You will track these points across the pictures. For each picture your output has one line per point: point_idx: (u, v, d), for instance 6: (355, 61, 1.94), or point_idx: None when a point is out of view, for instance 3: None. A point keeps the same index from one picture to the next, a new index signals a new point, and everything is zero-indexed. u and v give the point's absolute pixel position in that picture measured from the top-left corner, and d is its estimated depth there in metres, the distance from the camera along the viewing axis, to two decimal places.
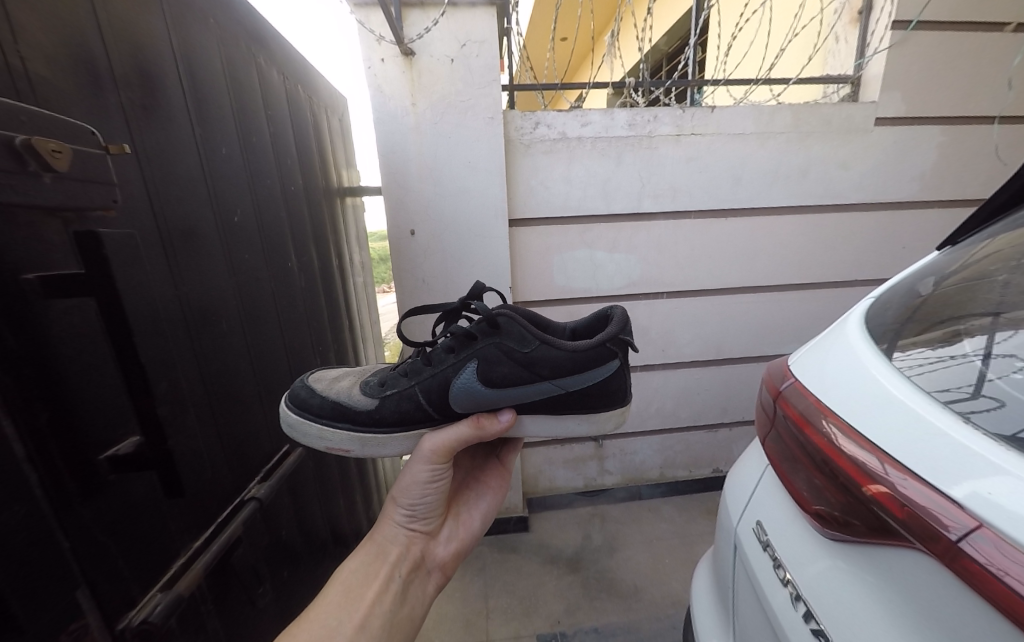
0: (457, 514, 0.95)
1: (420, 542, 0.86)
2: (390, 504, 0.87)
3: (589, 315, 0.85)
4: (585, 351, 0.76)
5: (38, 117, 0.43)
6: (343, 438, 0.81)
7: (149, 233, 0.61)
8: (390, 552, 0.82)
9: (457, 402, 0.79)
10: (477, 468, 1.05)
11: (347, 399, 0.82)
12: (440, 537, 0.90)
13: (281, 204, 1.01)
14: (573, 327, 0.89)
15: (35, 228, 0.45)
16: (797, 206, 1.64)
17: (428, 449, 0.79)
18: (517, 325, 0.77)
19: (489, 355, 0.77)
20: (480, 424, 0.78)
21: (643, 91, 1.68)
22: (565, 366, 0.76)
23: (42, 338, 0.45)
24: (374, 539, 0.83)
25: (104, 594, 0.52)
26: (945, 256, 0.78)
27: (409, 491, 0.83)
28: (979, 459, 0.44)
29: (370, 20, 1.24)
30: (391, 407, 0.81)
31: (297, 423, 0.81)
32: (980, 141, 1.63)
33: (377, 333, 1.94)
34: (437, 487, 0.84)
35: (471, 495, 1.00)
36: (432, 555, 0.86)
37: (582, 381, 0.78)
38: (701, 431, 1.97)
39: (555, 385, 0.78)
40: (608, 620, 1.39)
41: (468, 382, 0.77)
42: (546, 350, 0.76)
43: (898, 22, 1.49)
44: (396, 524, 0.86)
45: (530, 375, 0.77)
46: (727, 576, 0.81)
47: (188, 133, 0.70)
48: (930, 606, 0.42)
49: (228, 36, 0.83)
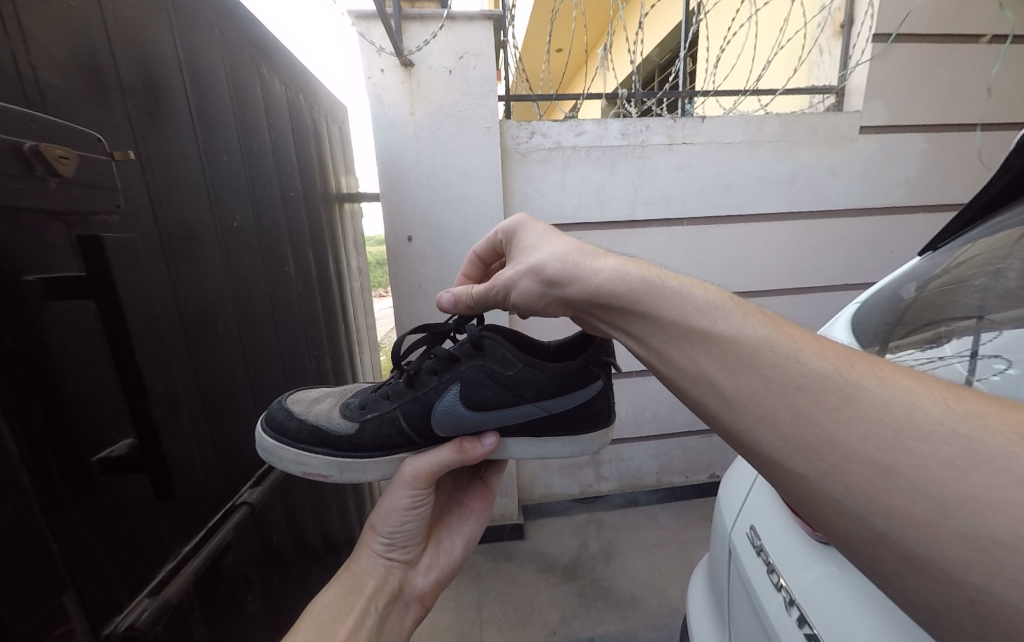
0: (438, 540, 0.95)
1: (399, 571, 0.86)
2: (369, 532, 0.86)
3: (573, 335, 0.86)
4: (568, 372, 0.77)
5: (47, 125, 0.45)
6: (321, 464, 0.80)
7: (149, 236, 0.62)
8: (367, 584, 0.81)
9: (440, 426, 0.79)
10: (460, 490, 1.05)
11: (326, 423, 0.82)
12: (419, 566, 0.89)
13: (280, 210, 1.03)
14: (556, 345, 0.90)
15: (39, 231, 0.46)
16: (785, 213, 1.68)
17: (409, 474, 0.79)
18: (500, 347, 0.78)
19: (471, 377, 0.78)
20: (463, 450, 0.79)
21: (636, 102, 1.71)
22: (548, 388, 0.77)
23: (40, 337, 0.46)
24: (351, 571, 0.82)
25: (91, 600, 0.51)
26: (927, 260, 0.81)
27: (390, 518, 0.83)
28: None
29: (370, 32, 1.27)
30: (372, 432, 0.81)
31: (273, 448, 0.80)
32: (961, 147, 1.68)
33: (373, 340, 1.95)
34: (418, 513, 0.84)
35: (453, 520, 0.99)
36: (410, 587, 0.86)
37: (565, 403, 0.79)
38: (696, 438, 1.98)
39: (538, 407, 0.78)
40: (604, 629, 1.38)
41: (451, 404, 0.78)
42: (527, 373, 0.77)
43: (879, 36, 1.55)
44: (374, 553, 0.85)
45: (513, 397, 0.78)
46: (722, 580, 0.82)
47: (191, 139, 0.71)
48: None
49: (232, 47, 0.85)
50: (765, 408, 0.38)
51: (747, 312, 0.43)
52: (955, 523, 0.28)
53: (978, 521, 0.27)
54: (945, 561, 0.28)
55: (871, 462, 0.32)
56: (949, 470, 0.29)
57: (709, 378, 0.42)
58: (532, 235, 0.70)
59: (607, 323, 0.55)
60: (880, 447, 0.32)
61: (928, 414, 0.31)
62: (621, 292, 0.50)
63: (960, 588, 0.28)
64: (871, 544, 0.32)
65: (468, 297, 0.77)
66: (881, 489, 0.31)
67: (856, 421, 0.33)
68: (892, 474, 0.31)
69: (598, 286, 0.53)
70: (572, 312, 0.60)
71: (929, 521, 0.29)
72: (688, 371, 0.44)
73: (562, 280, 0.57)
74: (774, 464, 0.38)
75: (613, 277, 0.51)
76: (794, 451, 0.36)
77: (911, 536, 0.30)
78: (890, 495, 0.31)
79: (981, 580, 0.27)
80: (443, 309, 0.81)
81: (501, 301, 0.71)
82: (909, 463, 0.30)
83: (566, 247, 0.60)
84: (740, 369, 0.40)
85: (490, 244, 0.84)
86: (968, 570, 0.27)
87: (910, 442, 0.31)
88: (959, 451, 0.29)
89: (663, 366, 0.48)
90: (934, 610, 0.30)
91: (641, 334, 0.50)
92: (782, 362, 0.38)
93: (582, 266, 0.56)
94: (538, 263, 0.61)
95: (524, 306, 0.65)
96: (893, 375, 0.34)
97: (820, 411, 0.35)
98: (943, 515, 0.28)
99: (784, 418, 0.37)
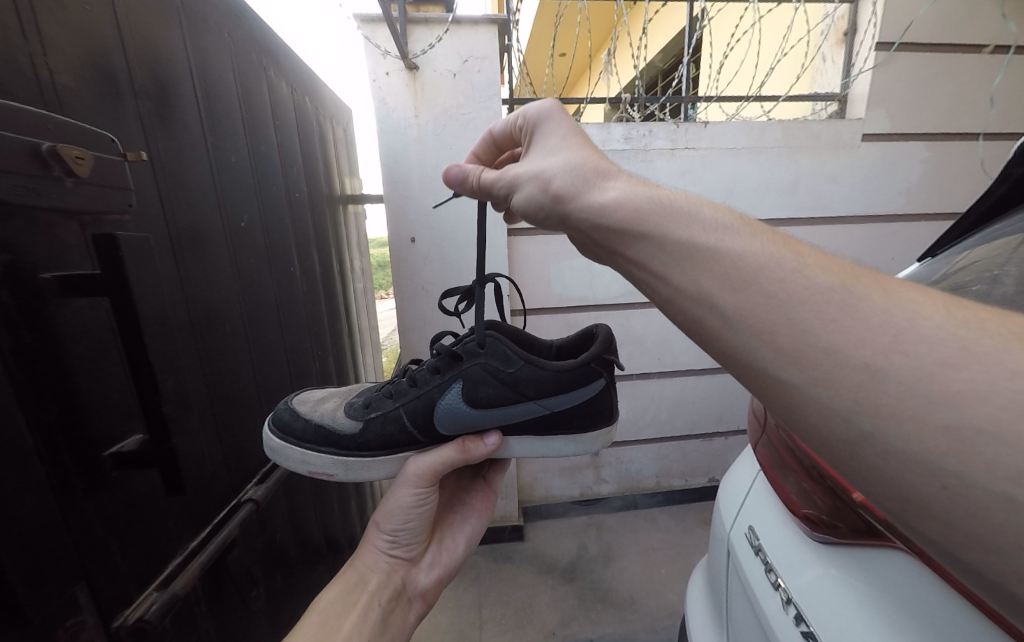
0: (441, 538, 0.96)
1: (402, 569, 0.86)
2: (372, 530, 0.87)
3: (576, 333, 0.86)
4: (571, 370, 0.77)
5: (63, 126, 0.46)
6: (326, 462, 0.81)
7: (161, 236, 0.63)
8: (371, 580, 0.82)
9: (443, 425, 0.80)
10: (462, 489, 1.06)
11: (331, 422, 0.83)
12: (422, 564, 0.90)
13: (285, 209, 1.04)
14: (559, 345, 0.90)
15: (54, 230, 0.47)
16: (786, 219, 1.69)
17: (414, 472, 0.80)
18: (504, 346, 0.78)
19: (475, 376, 0.78)
20: (466, 448, 0.80)
21: (638, 107, 1.73)
22: (551, 387, 0.77)
23: (55, 334, 0.47)
24: (355, 567, 0.83)
25: (103, 593, 0.52)
26: (926, 267, 0.82)
27: (393, 516, 0.84)
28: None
29: (375, 36, 1.29)
30: (376, 430, 0.82)
31: (279, 447, 0.82)
32: (964, 156, 1.69)
33: (375, 339, 1.96)
34: (422, 511, 0.85)
35: (455, 519, 1.00)
36: (413, 584, 0.87)
37: (567, 402, 0.79)
38: (697, 440, 1.99)
39: (541, 405, 0.78)
40: (604, 631, 1.38)
41: (454, 403, 0.79)
42: (531, 371, 0.76)
43: (882, 44, 1.57)
44: (377, 550, 0.86)
45: (516, 396, 0.78)
46: (721, 585, 0.82)
47: (200, 141, 0.72)
48: (924, 609, 0.44)
49: (239, 47, 0.86)
50: (763, 321, 0.36)
51: (757, 231, 0.40)
52: (939, 418, 0.28)
53: (964, 412, 0.27)
54: (926, 453, 0.28)
55: (865, 367, 0.31)
56: (942, 369, 0.28)
57: (707, 296, 0.39)
58: (553, 137, 0.60)
59: (605, 251, 0.50)
60: (877, 351, 0.30)
61: (927, 323, 0.30)
62: (624, 217, 0.46)
63: (935, 476, 0.28)
64: (856, 450, 0.32)
65: (478, 181, 0.69)
66: (871, 391, 0.30)
67: (854, 329, 0.32)
68: (884, 376, 0.30)
69: (603, 206, 0.48)
70: (568, 231, 0.57)
71: (915, 417, 0.29)
72: (686, 290, 0.41)
73: (562, 197, 0.53)
74: (767, 380, 0.37)
75: (619, 202, 0.47)
76: (786, 359, 0.34)
77: (895, 433, 0.29)
78: (879, 396, 0.30)
79: (960, 467, 0.27)
80: (444, 182, 0.73)
81: (504, 200, 0.66)
82: (902, 364, 0.29)
83: (583, 158, 0.54)
84: (742, 286, 0.37)
85: (509, 127, 0.71)
86: (946, 458, 0.27)
87: (906, 345, 0.30)
88: (954, 352, 0.29)
89: (660, 290, 0.44)
90: (913, 508, 0.30)
91: (640, 259, 0.45)
92: (788, 278, 0.36)
93: (592, 185, 0.50)
94: (550, 171, 0.55)
95: (523, 214, 0.62)
96: (897, 290, 0.33)
97: (821, 322, 0.33)
98: (929, 410, 0.28)
99: (782, 331, 0.35)
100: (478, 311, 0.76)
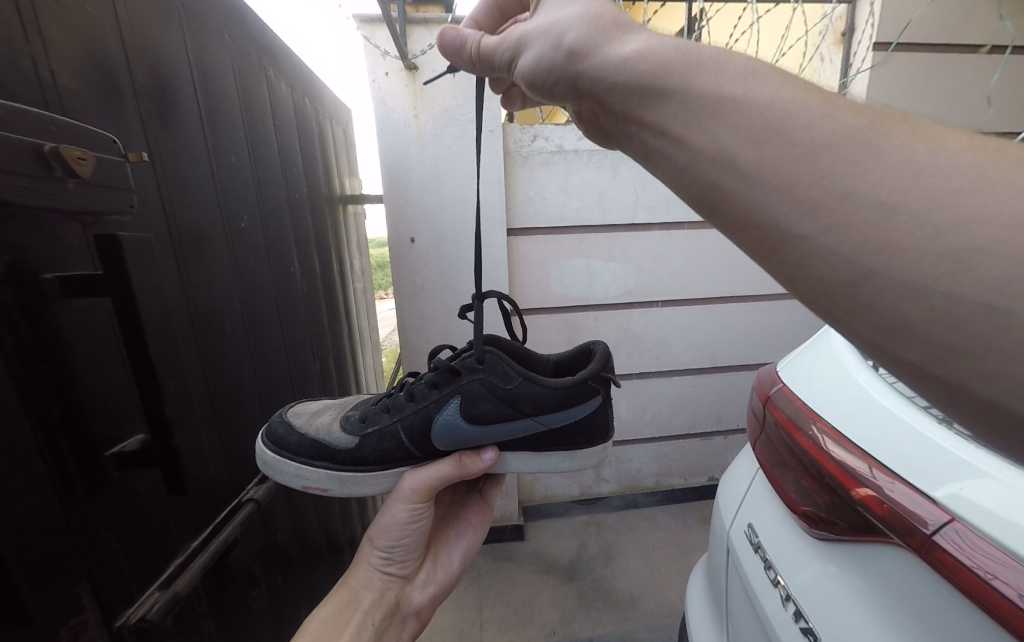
0: (435, 555, 0.96)
1: (396, 586, 0.87)
2: (367, 546, 0.87)
3: (574, 349, 0.87)
4: (569, 388, 0.77)
5: (65, 127, 0.46)
6: (321, 478, 0.81)
7: (161, 236, 0.63)
8: (364, 598, 0.82)
9: (439, 440, 0.80)
10: (458, 503, 1.07)
11: (327, 438, 0.82)
12: (416, 581, 0.90)
13: (285, 210, 1.04)
14: (556, 360, 0.91)
15: (56, 230, 0.47)
16: None
17: (410, 487, 0.80)
18: (501, 361, 0.78)
19: (472, 391, 0.78)
20: (462, 463, 0.80)
21: None
22: (547, 403, 0.77)
23: (57, 335, 0.47)
24: (348, 584, 0.83)
25: (104, 592, 0.52)
26: None
27: (388, 532, 0.84)
28: (960, 467, 0.47)
29: (375, 36, 1.29)
30: (372, 446, 0.81)
31: (273, 461, 0.81)
32: None
33: (376, 339, 1.96)
34: (417, 526, 0.85)
35: (450, 534, 1.01)
36: (407, 602, 0.87)
37: (564, 419, 0.79)
38: (696, 440, 1.99)
39: (537, 421, 0.79)
40: (604, 629, 1.39)
41: (451, 418, 0.79)
42: (528, 387, 0.77)
43: (879, 44, 1.57)
44: (371, 567, 0.86)
45: (513, 412, 0.78)
46: (721, 582, 0.82)
47: (200, 142, 0.72)
48: (917, 604, 0.44)
49: (240, 47, 0.86)
50: (785, 171, 0.34)
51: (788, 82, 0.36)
52: (943, 243, 0.28)
53: (966, 235, 0.27)
54: (925, 279, 0.28)
55: (877, 207, 0.30)
56: (953, 196, 0.28)
57: (728, 154, 0.37)
58: None
59: (615, 116, 0.46)
60: (893, 190, 0.30)
61: (948, 157, 0.30)
62: (647, 70, 0.41)
63: (923, 298, 0.29)
64: (857, 294, 0.32)
65: (476, 46, 0.61)
66: (882, 227, 0.30)
67: (875, 171, 0.31)
68: (896, 212, 0.30)
69: (624, 59, 0.43)
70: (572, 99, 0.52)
71: (919, 246, 0.29)
72: (707, 152, 0.38)
73: (575, 50, 0.47)
74: (778, 237, 0.35)
75: (645, 51, 0.42)
76: (799, 206, 0.33)
77: (897, 266, 0.29)
78: (889, 233, 0.30)
79: (952, 289, 0.28)
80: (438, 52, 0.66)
81: (504, 70, 0.60)
82: (916, 199, 0.29)
83: (600, 9, 0.47)
84: (766, 137, 0.35)
85: None
86: (942, 281, 0.28)
87: (919, 184, 0.29)
88: (968, 180, 0.29)
89: (678, 159, 0.41)
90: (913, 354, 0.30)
91: (658, 124, 0.41)
92: (816, 125, 0.34)
93: (611, 39, 0.46)
94: (565, 22, 0.48)
95: (526, 83, 0.56)
96: (923, 132, 0.32)
97: (842, 164, 0.32)
98: (934, 238, 0.28)
99: (802, 181, 0.33)
100: (477, 329, 0.75)
